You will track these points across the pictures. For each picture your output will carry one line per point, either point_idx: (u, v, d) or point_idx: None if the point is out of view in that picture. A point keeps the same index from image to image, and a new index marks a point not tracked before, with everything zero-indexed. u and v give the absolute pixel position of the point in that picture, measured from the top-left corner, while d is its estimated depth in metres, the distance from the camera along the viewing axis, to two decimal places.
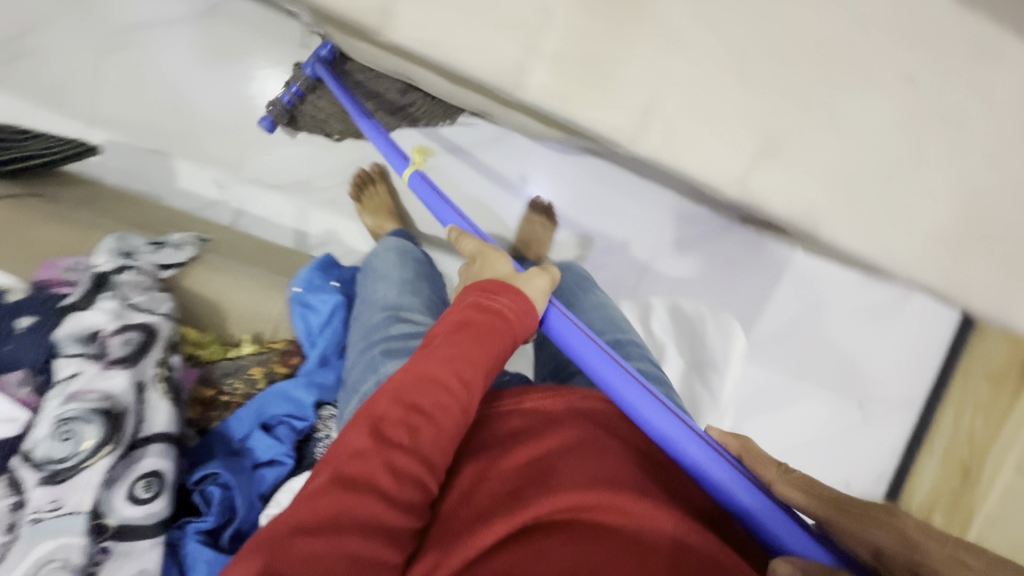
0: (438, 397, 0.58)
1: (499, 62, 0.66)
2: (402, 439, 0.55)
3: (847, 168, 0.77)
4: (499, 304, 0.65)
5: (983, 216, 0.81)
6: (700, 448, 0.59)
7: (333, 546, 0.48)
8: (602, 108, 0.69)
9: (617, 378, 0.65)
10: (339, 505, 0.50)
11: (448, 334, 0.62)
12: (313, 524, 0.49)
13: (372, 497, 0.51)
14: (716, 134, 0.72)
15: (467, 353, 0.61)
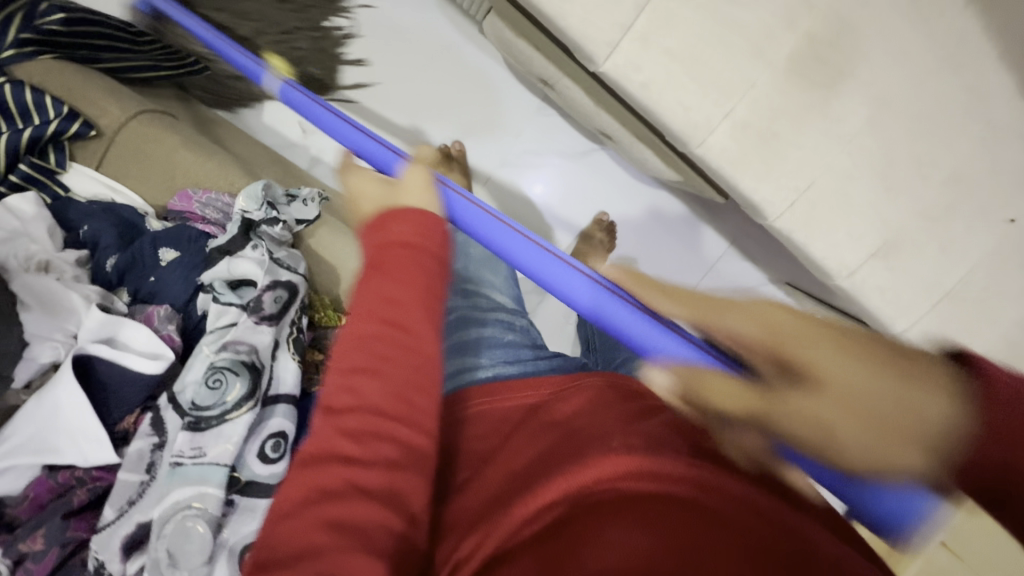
0: (384, 343, 0.43)
1: (692, 118, 0.69)
2: (388, 350, 0.43)
3: (938, 283, 0.86)
4: (398, 231, 0.47)
5: None
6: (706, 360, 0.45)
7: (345, 468, 0.39)
8: (762, 181, 0.74)
9: (572, 284, 0.55)
10: (333, 438, 0.40)
11: (374, 262, 0.47)
12: (314, 473, 0.39)
13: (335, 465, 0.39)
14: (846, 227, 0.79)
15: (416, 265, 0.46)
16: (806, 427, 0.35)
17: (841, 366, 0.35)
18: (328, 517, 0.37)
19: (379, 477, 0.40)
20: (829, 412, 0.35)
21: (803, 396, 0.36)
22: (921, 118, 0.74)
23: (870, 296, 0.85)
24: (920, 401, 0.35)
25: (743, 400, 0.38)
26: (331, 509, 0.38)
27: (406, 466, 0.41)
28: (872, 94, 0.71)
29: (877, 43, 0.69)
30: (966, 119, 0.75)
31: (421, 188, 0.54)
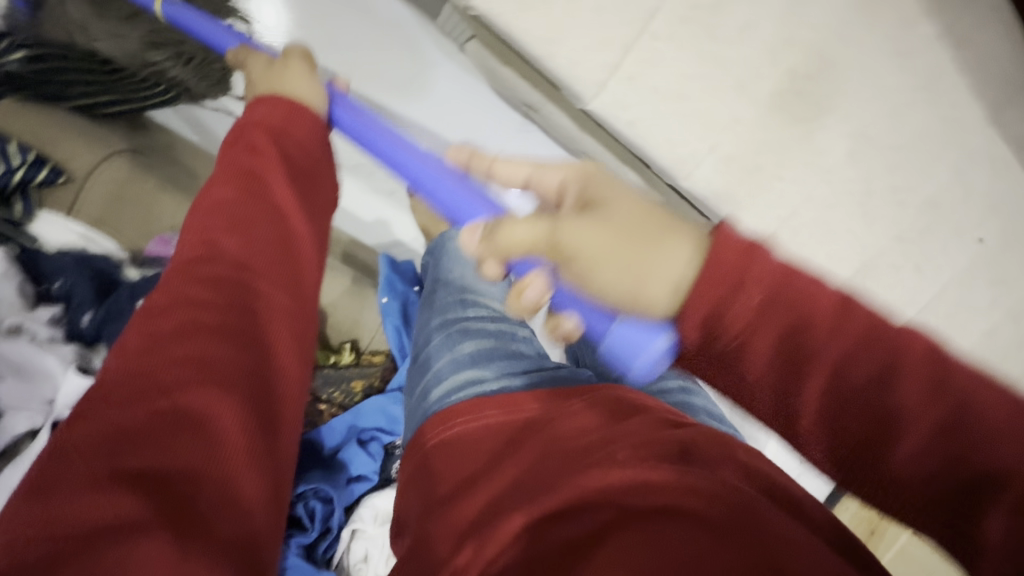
0: (260, 240, 0.47)
1: (678, 153, 0.69)
2: (228, 248, 0.45)
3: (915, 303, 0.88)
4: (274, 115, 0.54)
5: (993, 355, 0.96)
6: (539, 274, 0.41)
7: (175, 354, 0.38)
8: (747, 212, 0.75)
9: (459, 200, 0.52)
10: (159, 333, 0.39)
11: (226, 176, 0.49)
12: (136, 370, 0.37)
13: (195, 365, 0.38)
14: (827, 253, 0.81)
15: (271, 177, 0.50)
16: (621, 284, 0.36)
17: (632, 212, 0.38)
18: (148, 402, 0.36)
19: (203, 366, 0.39)
20: (602, 231, 0.36)
21: (597, 240, 0.36)
22: (898, 150, 0.76)
23: None
24: (648, 247, 0.36)
25: (535, 234, 0.37)
26: (154, 403, 0.36)
27: (235, 376, 0.40)
28: (852, 126, 0.73)
29: (857, 77, 0.70)
30: (940, 148, 0.77)
31: (302, 77, 0.59)
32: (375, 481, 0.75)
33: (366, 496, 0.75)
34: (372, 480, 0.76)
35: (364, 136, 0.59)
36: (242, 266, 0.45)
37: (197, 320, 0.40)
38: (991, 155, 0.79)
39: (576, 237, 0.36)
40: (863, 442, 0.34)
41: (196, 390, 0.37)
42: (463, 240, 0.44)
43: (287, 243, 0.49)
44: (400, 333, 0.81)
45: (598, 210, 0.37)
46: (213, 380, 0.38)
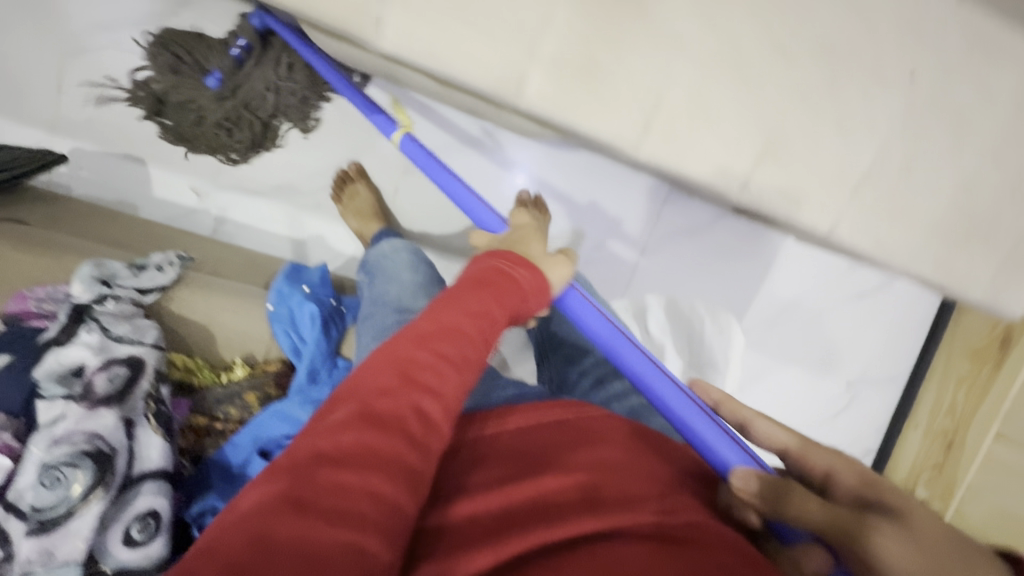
0: (462, 349, 0.50)
1: (496, 69, 0.62)
2: (429, 382, 0.47)
3: (848, 169, 0.77)
4: (524, 274, 0.58)
5: (968, 206, 0.83)
6: (685, 405, 0.60)
7: (332, 479, 0.40)
8: (603, 115, 0.67)
9: (696, 420, 0.59)
10: (354, 445, 0.42)
11: (471, 290, 0.54)
12: (302, 479, 0.40)
13: (401, 440, 0.43)
14: (718, 137, 0.71)
15: (479, 308, 0.53)
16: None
17: (936, 540, 0.41)
18: (303, 518, 0.38)
19: (378, 496, 0.41)
20: (828, 509, 0.44)
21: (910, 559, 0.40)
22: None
23: (776, 202, 0.77)
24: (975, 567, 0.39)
25: (817, 509, 0.44)
26: (326, 523, 0.38)
27: (389, 512, 0.41)
28: None
29: None
30: None
31: (551, 261, 0.67)
32: None
33: None
34: None
35: (591, 324, 0.68)
36: (445, 419, 0.47)
37: (376, 444, 0.42)
38: None
39: (892, 557, 0.41)
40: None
41: (368, 525, 0.39)
42: (736, 481, 0.51)
43: (468, 363, 0.51)
44: (290, 336, 0.79)
45: (906, 529, 0.42)
46: (368, 520, 0.40)
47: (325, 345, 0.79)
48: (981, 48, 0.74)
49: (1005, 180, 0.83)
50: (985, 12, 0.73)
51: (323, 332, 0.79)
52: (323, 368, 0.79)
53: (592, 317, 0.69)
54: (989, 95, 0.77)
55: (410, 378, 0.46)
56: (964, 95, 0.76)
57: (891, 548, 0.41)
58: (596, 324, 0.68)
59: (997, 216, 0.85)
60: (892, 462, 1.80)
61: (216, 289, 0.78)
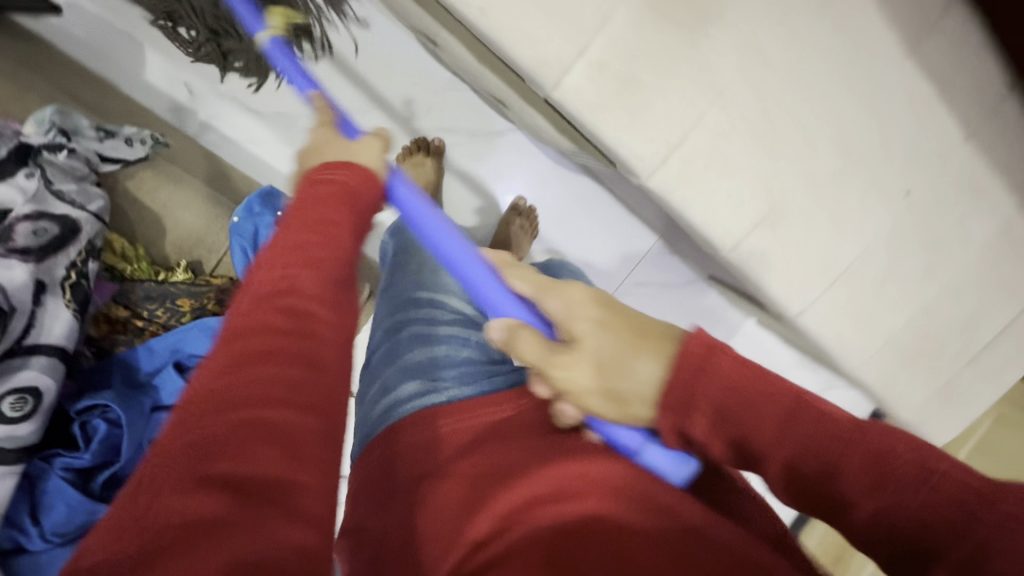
0: (287, 263, 0.47)
1: (541, 55, 0.62)
2: (290, 299, 0.44)
3: (831, 261, 0.81)
4: (341, 176, 0.55)
5: (921, 330, 0.89)
6: (479, 271, 0.54)
7: (234, 406, 0.37)
8: (628, 133, 0.67)
9: (488, 292, 0.53)
10: (230, 360, 0.40)
11: (316, 210, 0.52)
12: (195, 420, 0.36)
13: (271, 363, 0.40)
14: (725, 191, 0.73)
15: (334, 223, 0.52)
16: (601, 401, 0.48)
17: (606, 350, 0.48)
18: (209, 449, 0.35)
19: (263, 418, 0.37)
20: (589, 369, 0.48)
21: (572, 369, 0.48)
22: (798, 75, 0.69)
23: (759, 271, 0.79)
24: (634, 362, 0.48)
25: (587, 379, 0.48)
26: (236, 415, 0.36)
27: (308, 403, 0.40)
28: (744, 39, 0.65)
29: None
30: (849, 79, 0.70)
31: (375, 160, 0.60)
32: None
33: None
34: None
35: (438, 244, 0.57)
36: (319, 301, 0.46)
37: (273, 347, 0.41)
38: (906, 91, 0.73)
39: (562, 376, 0.48)
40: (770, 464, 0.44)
41: (276, 407, 0.38)
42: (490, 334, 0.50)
43: (344, 284, 0.50)
44: (246, 256, 0.73)
45: (573, 352, 0.48)
46: (290, 405, 0.39)
47: None
48: (971, 189, 0.80)
49: (958, 317, 0.88)
50: (982, 158, 0.79)
51: None
52: None
53: (424, 214, 0.59)
54: (967, 234, 0.82)
55: (262, 301, 0.44)
56: (947, 227, 0.82)
57: (568, 370, 0.48)
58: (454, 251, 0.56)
59: (945, 346, 0.91)
60: None
61: (186, 183, 0.75)
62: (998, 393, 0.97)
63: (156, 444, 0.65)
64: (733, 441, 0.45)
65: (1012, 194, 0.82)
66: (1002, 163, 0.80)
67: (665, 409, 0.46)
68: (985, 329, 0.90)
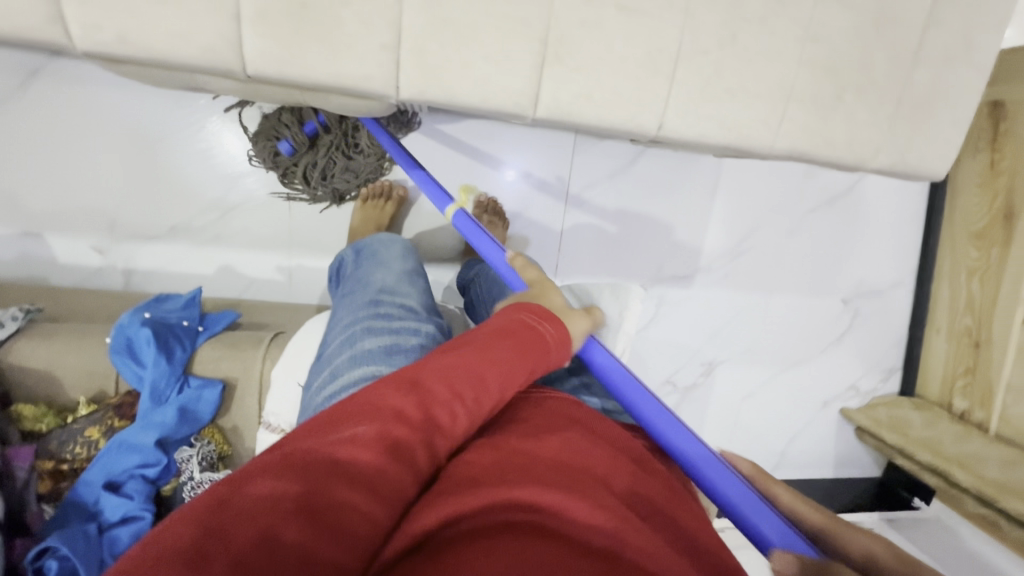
0: (476, 385, 0.50)
1: (203, 43, 0.59)
2: (443, 419, 0.46)
3: (660, 49, 0.68)
4: (547, 327, 0.60)
5: (822, 61, 0.73)
6: (649, 404, 0.60)
7: (344, 497, 0.37)
8: (342, 60, 0.62)
9: (662, 420, 0.58)
10: (360, 475, 0.39)
11: (520, 342, 0.56)
12: (315, 483, 0.37)
13: (408, 472, 0.42)
14: (482, 54, 0.64)
15: (513, 352, 0.54)
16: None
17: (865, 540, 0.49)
18: (311, 530, 0.35)
19: (346, 529, 0.36)
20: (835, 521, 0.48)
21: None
22: None
23: (580, 110, 0.69)
24: None
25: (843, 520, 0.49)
26: (285, 542, 0.33)
27: (389, 496, 0.40)
28: None
29: None
30: None
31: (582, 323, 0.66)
32: (145, 517, 0.72)
33: (144, 536, 0.71)
34: (144, 517, 0.72)
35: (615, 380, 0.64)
36: (434, 420, 0.46)
37: (380, 465, 0.40)
38: None
39: None
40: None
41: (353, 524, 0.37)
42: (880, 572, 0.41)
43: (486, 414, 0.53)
44: (130, 364, 0.78)
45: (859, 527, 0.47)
46: (357, 533, 0.37)
47: (167, 365, 0.78)
48: None
49: (857, 20, 0.72)
50: None
51: (162, 353, 0.78)
52: (168, 390, 0.77)
53: (626, 382, 0.64)
54: None
55: (423, 406, 0.46)
56: None
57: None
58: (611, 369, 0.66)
59: (866, 61, 0.74)
60: (923, 380, 1.66)
61: (58, 334, 0.79)
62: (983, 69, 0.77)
63: (124, 557, 0.70)
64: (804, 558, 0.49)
65: None
66: None
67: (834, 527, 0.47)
68: (904, 13, 0.72)
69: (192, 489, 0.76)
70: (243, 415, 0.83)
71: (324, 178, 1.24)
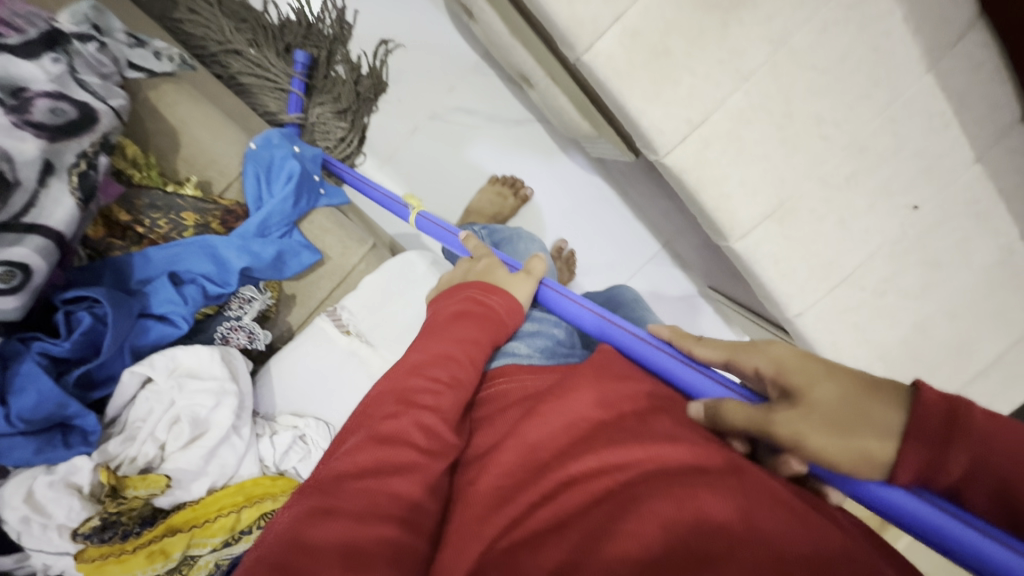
0: (449, 371, 0.56)
1: (576, 12, 0.64)
2: (426, 402, 0.54)
3: (837, 266, 0.82)
4: (492, 299, 0.63)
5: (914, 348, 0.90)
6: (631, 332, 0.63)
7: (357, 489, 0.46)
8: (652, 105, 0.69)
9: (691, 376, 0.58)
10: (370, 461, 0.48)
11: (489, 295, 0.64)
12: (332, 493, 0.46)
13: (388, 485, 0.47)
14: (739, 178, 0.74)
15: (473, 335, 0.60)
16: (840, 456, 0.40)
17: (838, 399, 0.41)
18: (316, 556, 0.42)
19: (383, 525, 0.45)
20: (832, 399, 0.41)
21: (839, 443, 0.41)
22: (820, 72, 0.70)
23: (764, 266, 0.80)
24: (871, 398, 0.41)
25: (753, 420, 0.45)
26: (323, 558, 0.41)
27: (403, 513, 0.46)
28: (773, 32, 0.67)
29: None
30: (872, 86, 0.72)
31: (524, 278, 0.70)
32: (181, 329, 0.66)
33: (165, 344, 0.66)
34: (179, 328, 0.66)
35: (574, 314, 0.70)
36: (439, 413, 0.53)
37: (368, 506, 0.46)
38: (921, 106, 0.75)
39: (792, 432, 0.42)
40: (959, 451, 0.38)
41: (393, 527, 0.45)
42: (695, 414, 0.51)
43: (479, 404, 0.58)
44: (259, 182, 0.73)
45: (799, 399, 0.43)
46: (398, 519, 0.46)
47: (289, 208, 0.73)
48: (978, 210, 0.82)
49: (951, 339, 0.90)
50: (989, 182, 0.81)
51: (293, 195, 0.74)
52: (275, 228, 0.73)
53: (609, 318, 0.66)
54: (972, 261, 0.85)
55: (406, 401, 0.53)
56: (948, 247, 0.83)
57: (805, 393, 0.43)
58: (576, 313, 0.69)
59: (937, 368, 0.91)
60: None
61: (208, 107, 0.74)
62: None
63: (137, 352, 0.64)
64: (936, 489, 0.41)
65: (1016, 226, 0.84)
66: (1010, 192, 0.82)
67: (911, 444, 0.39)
68: (978, 354, 0.91)
69: (232, 329, 0.72)
70: (308, 292, 0.79)
71: (336, 118, 1.17)
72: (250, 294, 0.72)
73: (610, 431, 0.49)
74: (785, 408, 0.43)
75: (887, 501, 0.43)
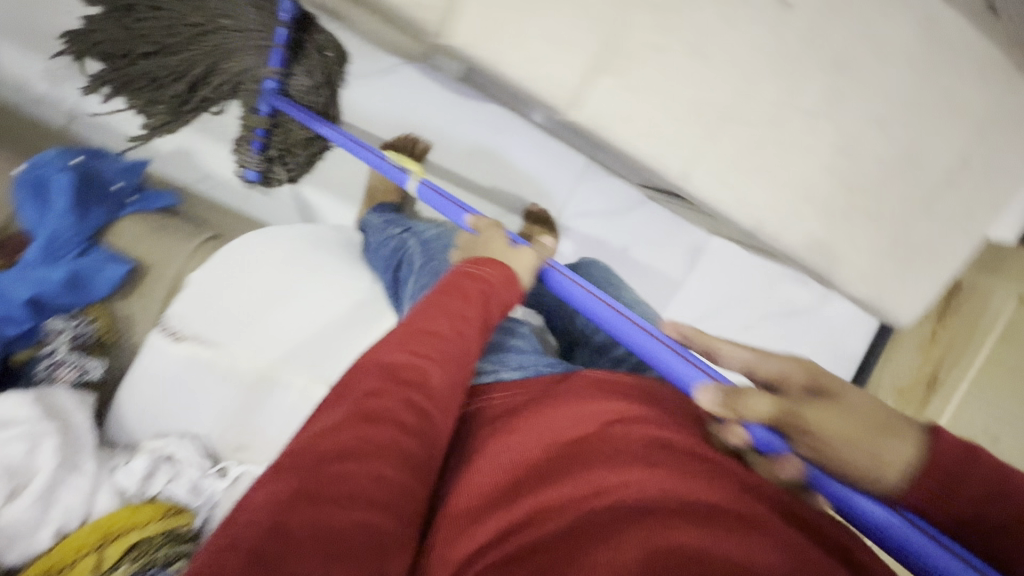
0: (437, 343, 0.46)
1: None
2: (414, 377, 0.44)
3: (708, 104, 0.67)
4: (488, 274, 0.55)
5: (846, 176, 0.73)
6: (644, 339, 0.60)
7: (336, 472, 0.38)
8: None
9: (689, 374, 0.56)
10: (347, 441, 0.40)
11: (492, 272, 0.56)
12: (315, 477, 0.37)
13: (362, 475, 0.38)
14: (541, 32, 0.61)
15: (460, 310, 0.50)
16: (846, 450, 0.43)
17: (874, 408, 0.44)
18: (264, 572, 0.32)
19: (326, 540, 0.35)
20: (850, 417, 0.43)
21: (851, 442, 0.42)
22: None
23: (618, 130, 0.67)
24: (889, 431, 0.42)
25: (776, 408, 0.44)
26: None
27: (380, 506, 0.38)
28: None
29: None
30: None
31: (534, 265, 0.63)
32: None
33: None
34: None
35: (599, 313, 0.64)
36: (404, 382, 0.44)
37: (332, 505, 0.36)
38: None
39: (819, 424, 0.43)
40: (927, 483, 0.41)
41: (344, 513, 0.36)
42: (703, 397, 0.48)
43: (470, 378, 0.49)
44: (34, 207, 0.68)
45: (834, 402, 0.44)
46: (359, 513, 0.37)
47: (73, 223, 0.69)
48: None
49: (891, 152, 0.72)
50: None
51: (74, 209, 0.69)
52: (66, 250, 0.68)
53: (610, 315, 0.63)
54: (883, 48, 0.67)
55: (390, 377, 0.44)
56: (846, 38, 0.66)
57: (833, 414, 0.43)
58: (593, 307, 0.64)
59: (882, 192, 0.75)
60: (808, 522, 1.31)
61: None
62: (972, 239, 0.80)
63: None
64: (898, 500, 0.43)
65: None
66: None
67: (921, 487, 0.41)
68: (929, 161, 0.73)
69: (53, 368, 0.66)
70: (139, 308, 0.74)
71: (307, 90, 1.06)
72: (61, 326, 0.67)
73: (601, 450, 0.45)
74: (813, 404, 0.44)
75: (852, 501, 0.44)
